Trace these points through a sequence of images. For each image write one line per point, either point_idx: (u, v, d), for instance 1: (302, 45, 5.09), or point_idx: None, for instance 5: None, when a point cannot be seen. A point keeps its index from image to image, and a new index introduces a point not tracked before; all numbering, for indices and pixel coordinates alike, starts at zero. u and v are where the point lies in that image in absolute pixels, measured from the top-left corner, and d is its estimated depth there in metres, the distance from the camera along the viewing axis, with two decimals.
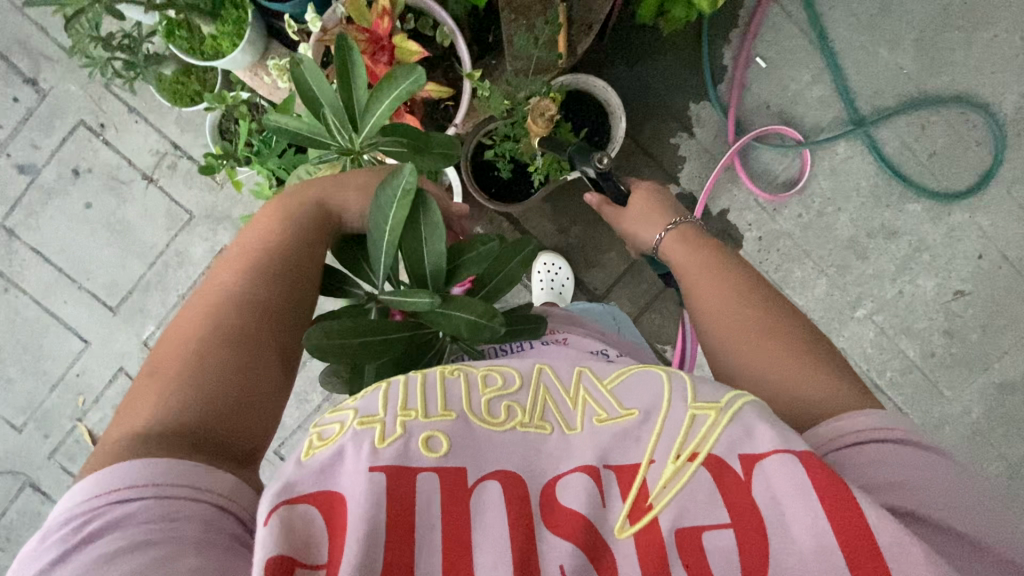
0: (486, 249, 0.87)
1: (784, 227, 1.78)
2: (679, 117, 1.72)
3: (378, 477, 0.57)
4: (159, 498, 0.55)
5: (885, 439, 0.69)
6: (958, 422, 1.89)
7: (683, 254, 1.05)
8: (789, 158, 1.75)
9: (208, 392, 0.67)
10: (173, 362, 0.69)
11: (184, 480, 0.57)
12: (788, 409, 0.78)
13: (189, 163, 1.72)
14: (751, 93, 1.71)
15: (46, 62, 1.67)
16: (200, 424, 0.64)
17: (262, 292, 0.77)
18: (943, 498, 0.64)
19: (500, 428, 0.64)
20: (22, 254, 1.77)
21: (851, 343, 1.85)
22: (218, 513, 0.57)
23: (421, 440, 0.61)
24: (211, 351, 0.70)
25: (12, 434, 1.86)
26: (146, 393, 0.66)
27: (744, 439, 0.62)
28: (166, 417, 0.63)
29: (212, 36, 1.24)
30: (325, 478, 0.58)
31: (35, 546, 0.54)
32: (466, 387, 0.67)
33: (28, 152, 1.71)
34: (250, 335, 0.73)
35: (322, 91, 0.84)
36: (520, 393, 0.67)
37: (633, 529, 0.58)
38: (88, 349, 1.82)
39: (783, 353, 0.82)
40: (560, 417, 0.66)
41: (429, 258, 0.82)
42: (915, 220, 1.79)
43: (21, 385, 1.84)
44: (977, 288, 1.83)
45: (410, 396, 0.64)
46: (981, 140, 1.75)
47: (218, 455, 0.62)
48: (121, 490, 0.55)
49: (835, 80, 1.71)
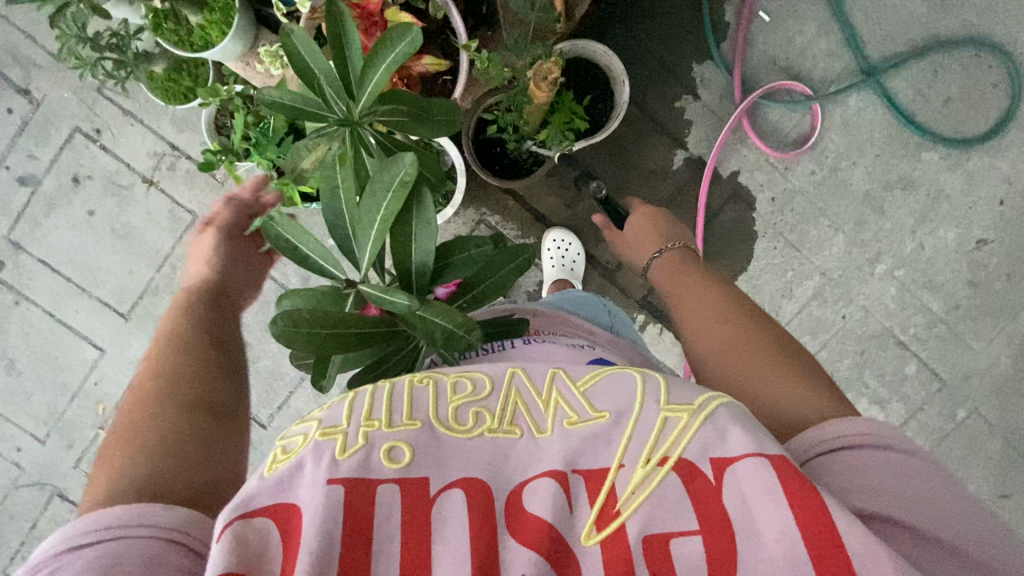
0: (478, 253, 0.84)
1: (797, 186, 1.73)
2: (682, 80, 1.67)
3: (337, 488, 0.56)
4: (111, 540, 0.55)
5: (863, 442, 0.70)
6: (984, 373, 1.87)
7: (682, 279, 1.15)
8: (799, 114, 1.69)
9: (158, 436, 0.68)
10: (133, 425, 0.70)
11: (148, 518, 0.57)
12: (764, 415, 0.80)
13: (188, 163, 1.70)
14: (755, 49, 1.65)
15: (37, 71, 1.65)
16: (153, 469, 0.64)
17: (197, 343, 0.84)
18: (910, 500, 0.64)
19: (467, 436, 0.63)
20: (30, 266, 1.76)
21: (872, 300, 1.82)
22: (169, 547, 0.56)
23: (384, 449, 0.60)
24: (153, 408, 0.73)
25: (36, 446, 1.88)
26: (101, 469, 0.66)
27: (716, 441, 0.63)
28: (120, 475, 0.63)
29: (200, 26, 1.20)
30: (282, 490, 0.57)
31: None
32: (434, 394, 0.66)
33: (27, 163, 1.70)
34: (183, 391, 0.75)
35: (315, 60, 0.79)
36: (489, 399, 0.66)
37: (599, 536, 0.58)
38: (104, 356, 1.83)
39: (755, 360, 0.87)
40: (531, 421, 0.65)
41: (416, 256, 0.77)
42: (933, 169, 1.73)
43: (40, 397, 1.85)
44: (1000, 235, 1.78)
45: (376, 405, 0.64)
46: (998, 81, 1.68)
47: (177, 493, 0.62)
48: (71, 543, 0.55)
49: (843, 30, 1.64)
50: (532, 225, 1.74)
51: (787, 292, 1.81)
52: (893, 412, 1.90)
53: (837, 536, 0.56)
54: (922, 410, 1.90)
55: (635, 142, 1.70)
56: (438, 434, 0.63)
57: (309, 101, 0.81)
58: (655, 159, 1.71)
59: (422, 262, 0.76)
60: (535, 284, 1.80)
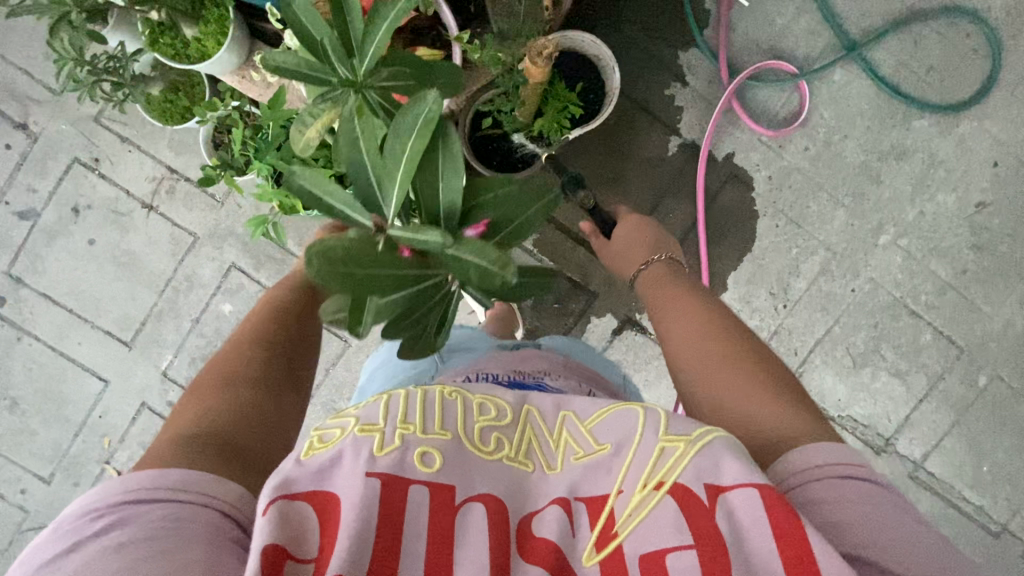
0: (508, 189, 0.73)
1: (792, 162, 1.75)
2: (669, 68, 1.69)
3: (373, 482, 0.62)
4: (169, 498, 0.64)
5: (838, 473, 0.71)
6: (1000, 337, 1.86)
7: (667, 289, 1.14)
8: (787, 92, 1.71)
9: (235, 409, 0.80)
10: (218, 379, 0.84)
11: (201, 485, 0.66)
12: (745, 433, 0.82)
13: (187, 184, 1.71)
14: (738, 33, 1.69)
15: (34, 105, 1.67)
16: (223, 436, 0.75)
17: (279, 327, 0.96)
18: (886, 535, 0.66)
19: (489, 457, 0.69)
20: (31, 301, 1.75)
21: (879, 271, 1.82)
22: (222, 518, 0.65)
23: (416, 454, 0.66)
24: (237, 381, 0.84)
25: (42, 487, 1.82)
26: (180, 416, 0.78)
27: (710, 469, 0.66)
28: (199, 429, 0.75)
29: (196, 38, 1.22)
30: (321, 478, 0.65)
31: (51, 539, 0.62)
32: (462, 410, 0.72)
33: (26, 197, 1.71)
34: (266, 375, 0.87)
35: (317, 29, 0.81)
36: (508, 427, 0.72)
37: (599, 556, 0.62)
38: (108, 387, 1.79)
39: (739, 379, 0.88)
40: (542, 456, 0.70)
41: (444, 193, 0.71)
42: (925, 136, 1.75)
43: (44, 435, 1.81)
44: (999, 197, 1.79)
45: (410, 410, 0.70)
46: (976, 47, 1.72)
47: (240, 466, 0.72)
48: (136, 489, 0.64)
49: (820, 9, 1.68)
50: None
51: (794, 269, 1.81)
52: (913, 383, 1.88)
53: (816, 564, 0.59)
54: (942, 379, 1.88)
55: (629, 130, 1.72)
56: (465, 449, 0.69)
57: (314, 67, 0.83)
58: (650, 147, 1.73)
59: (450, 201, 0.70)
60: None
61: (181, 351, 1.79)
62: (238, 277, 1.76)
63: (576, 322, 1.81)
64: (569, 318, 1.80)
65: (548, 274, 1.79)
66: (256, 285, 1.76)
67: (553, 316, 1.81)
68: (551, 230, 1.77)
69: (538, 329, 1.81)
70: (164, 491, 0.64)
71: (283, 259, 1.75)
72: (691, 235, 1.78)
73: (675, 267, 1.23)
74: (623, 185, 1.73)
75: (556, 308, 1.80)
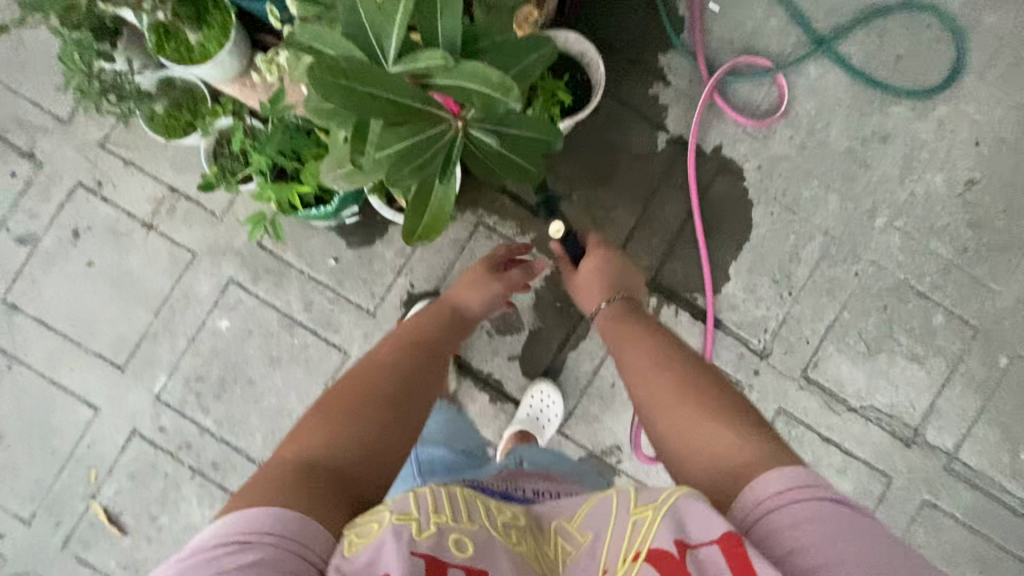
0: (500, 38, 0.98)
1: (779, 151, 1.79)
2: (650, 69, 1.77)
3: (418, 561, 0.70)
4: (274, 534, 0.71)
5: (793, 497, 0.74)
6: (1013, 314, 1.82)
7: (627, 333, 1.20)
8: (766, 86, 1.78)
9: (363, 429, 0.90)
10: (364, 381, 0.99)
11: (291, 525, 0.72)
12: (701, 467, 0.87)
13: (188, 202, 1.74)
14: (712, 35, 1.78)
15: (42, 134, 1.73)
16: (346, 454, 0.87)
17: (414, 355, 1.10)
18: (845, 548, 0.68)
19: (501, 544, 0.78)
20: (25, 326, 1.72)
21: (880, 254, 1.81)
22: (302, 563, 0.71)
23: (450, 540, 0.75)
24: (375, 396, 0.96)
25: (21, 529, 1.70)
26: (325, 423, 0.90)
27: (677, 527, 0.72)
28: (331, 445, 0.87)
29: (200, 43, 1.30)
30: (371, 567, 0.70)
31: (196, 544, 0.71)
32: (483, 509, 0.83)
33: (27, 222, 1.73)
34: (398, 401, 0.97)
35: None
36: (501, 526, 0.81)
37: None
38: (98, 415, 1.72)
39: (689, 415, 0.93)
40: (537, 554, 0.81)
41: (443, 31, 0.91)
42: (904, 121, 1.81)
43: (28, 471, 1.71)
44: (987, 174, 1.81)
45: (438, 502, 0.79)
46: (939, 35, 1.81)
47: (347, 493, 0.83)
48: (259, 511, 0.73)
49: (787, 9, 1.78)
50: (530, 219, 1.76)
51: (795, 255, 1.79)
52: (933, 367, 1.81)
53: None
54: (962, 361, 1.82)
55: (617, 129, 1.77)
56: (489, 541, 0.78)
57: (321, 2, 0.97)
58: (639, 143, 1.77)
59: (450, 39, 0.91)
60: (541, 280, 1.77)
61: (175, 372, 1.74)
62: (236, 292, 1.74)
63: (581, 320, 1.77)
64: (574, 316, 1.77)
65: (549, 273, 1.77)
66: (254, 299, 1.74)
67: (556, 316, 1.77)
68: (549, 229, 1.77)
69: (542, 330, 1.77)
70: (248, 533, 0.70)
71: (281, 271, 1.75)
72: (688, 227, 1.78)
73: (631, 303, 1.32)
74: (615, 181, 1.77)
75: (559, 307, 1.77)
